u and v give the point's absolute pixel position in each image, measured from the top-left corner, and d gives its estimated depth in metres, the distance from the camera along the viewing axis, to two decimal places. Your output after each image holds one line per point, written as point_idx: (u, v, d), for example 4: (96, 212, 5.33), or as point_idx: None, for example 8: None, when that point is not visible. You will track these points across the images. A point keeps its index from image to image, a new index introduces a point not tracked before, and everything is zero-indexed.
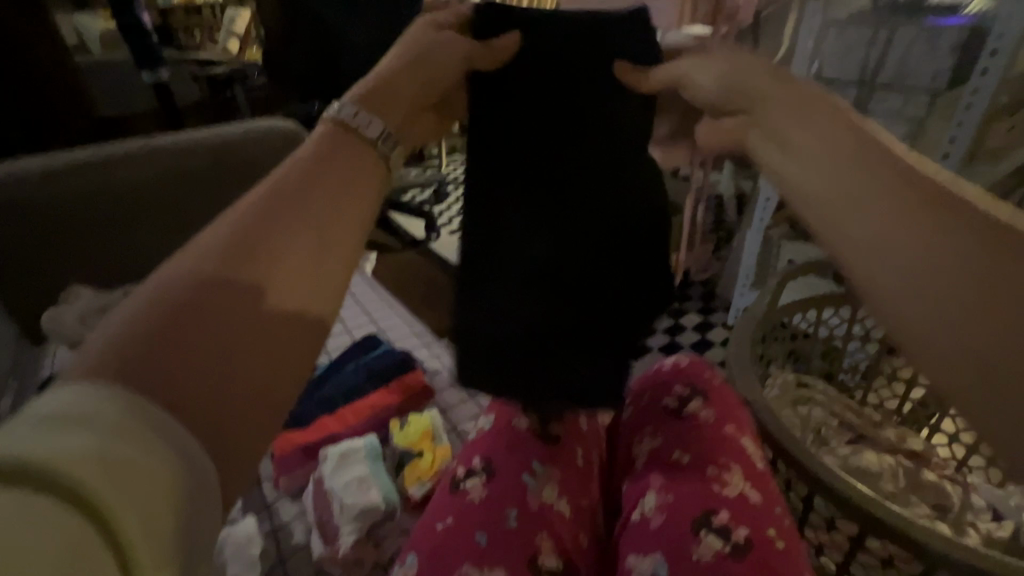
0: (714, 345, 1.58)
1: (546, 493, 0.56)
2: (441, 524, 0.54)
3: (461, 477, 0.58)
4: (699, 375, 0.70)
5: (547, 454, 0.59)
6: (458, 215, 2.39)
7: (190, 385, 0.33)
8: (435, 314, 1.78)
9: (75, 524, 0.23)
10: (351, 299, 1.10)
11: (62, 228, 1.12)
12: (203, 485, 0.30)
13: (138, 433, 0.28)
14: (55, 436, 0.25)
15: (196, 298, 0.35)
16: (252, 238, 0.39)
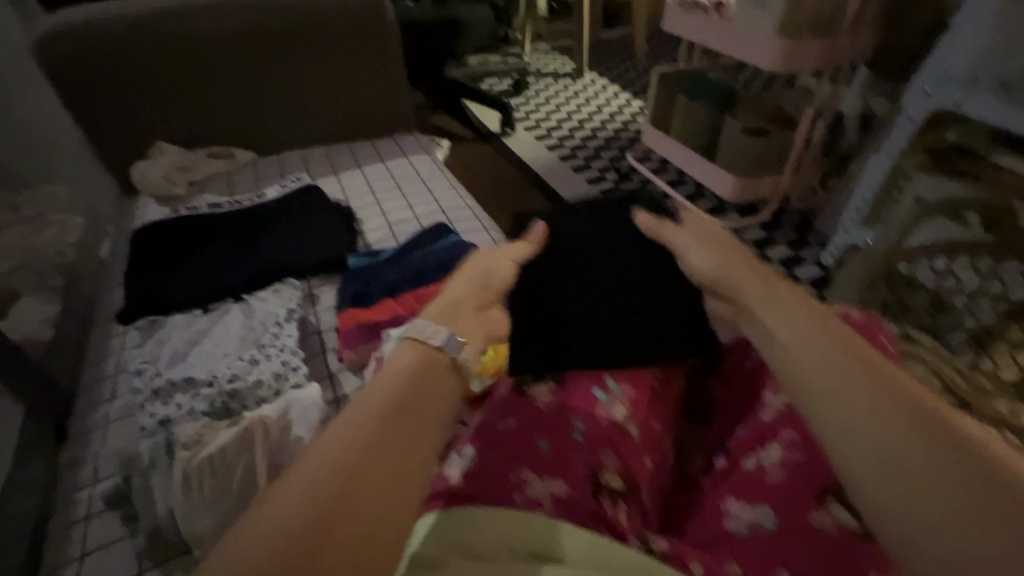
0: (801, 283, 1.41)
1: (616, 409, 0.54)
2: (502, 424, 0.53)
3: (528, 383, 0.57)
4: (870, 335, 0.57)
5: (627, 376, 0.57)
6: (536, 111, 2.25)
7: (369, 481, 0.37)
8: (501, 213, 1.73)
9: (340, 488, 0.36)
10: (422, 186, 1.06)
11: (143, 81, 1.11)
12: (350, 479, 0.36)
13: (347, 492, 0.36)
14: (328, 480, 0.36)
15: (342, 477, 0.36)
16: (365, 464, 0.37)
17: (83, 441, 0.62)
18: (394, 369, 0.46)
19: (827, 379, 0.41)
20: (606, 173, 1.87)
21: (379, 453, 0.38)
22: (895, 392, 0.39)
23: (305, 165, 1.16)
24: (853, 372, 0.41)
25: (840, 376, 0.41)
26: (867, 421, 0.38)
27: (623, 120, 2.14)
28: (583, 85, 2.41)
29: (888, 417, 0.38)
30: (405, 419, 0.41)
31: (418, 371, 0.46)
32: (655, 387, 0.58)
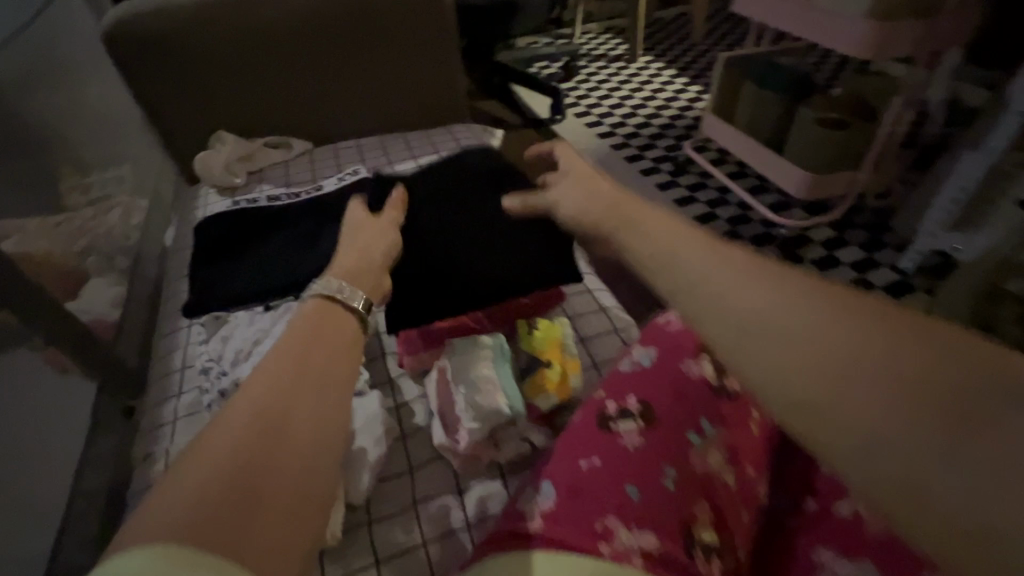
0: (875, 289, 1.31)
1: (710, 455, 0.49)
2: (586, 463, 0.48)
3: (613, 415, 0.51)
4: None
5: (722, 417, 0.52)
6: (586, 96, 2.17)
7: (270, 444, 0.42)
8: None
9: (241, 453, 0.40)
10: None
11: (204, 70, 1.12)
12: (252, 447, 0.41)
13: (248, 455, 0.40)
14: (225, 450, 0.40)
15: (245, 445, 0.41)
16: (264, 431, 0.42)
17: (153, 436, 0.63)
18: (291, 334, 0.51)
19: (776, 322, 0.33)
20: (661, 163, 1.79)
21: (274, 417, 0.43)
22: (824, 314, 0.33)
23: (360, 156, 1.15)
24: (819, 319, 0.33)
25: (795, 322, 0.33)
26: (803, 376, 0.31)
27: (679, 106, 2.03)
28: (637, 68, 2.30)
29: (835, 349, 0.31)
30: (300, 384, 0.46)
31: (313, 333, 0.51)
32: (750, 431, 0.53)
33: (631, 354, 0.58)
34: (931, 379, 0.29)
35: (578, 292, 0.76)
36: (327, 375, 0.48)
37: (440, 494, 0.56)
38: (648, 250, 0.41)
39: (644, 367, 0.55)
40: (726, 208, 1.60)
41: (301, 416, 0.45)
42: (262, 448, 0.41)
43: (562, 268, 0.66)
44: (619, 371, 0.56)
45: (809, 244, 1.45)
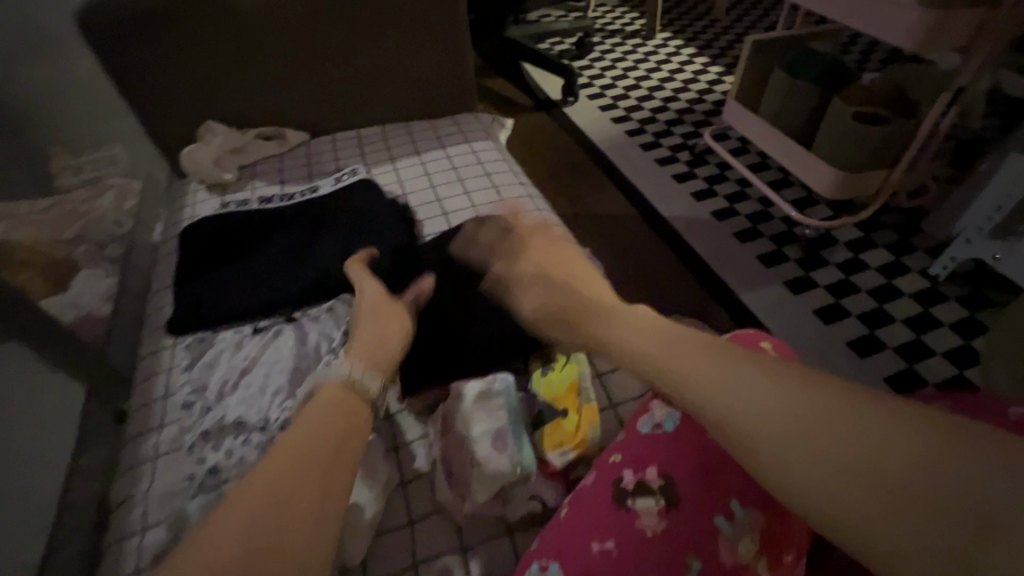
0: (902, 297, 1.24)
1: (744, 548, 0.41)
2: (598, 548, 0.43)
3: (629, 490, 0.45)
4: None
5: (762, 497, 0.43)
6: (600, 76, 2.06)
7: (280, 539, 0.37)
8: (563, 196, 1.61)
9: (244, 549, 0.36)
10: (486, 180, 0.96)
11: (193, 54, 1.03)
12: (261, 541, 0.37)
13: (251, 551, 0.36)
14: (225, 544, 0.36)
15: (253, 540, 0.37)
16: (273, 522, 0.38)
17: (133, 475, 0.59)
18: (320, 404, 0.48)
19: (760, 399, 0.36)
20: (678, 153, 1.69)
21: (287, 506, 0.39)
22: (821, 412, 0.34)
23: (359, 150, 1.07)
24: (797, 392, 0.36)
25: (771, 395, 0.36)
26: (788, 444, 0.34)
27: (698, 89, 1.92)
28: (654, 46, 2.17)
29: (840, 448, 0.33)
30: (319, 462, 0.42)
31: (339, 404, 0.48)
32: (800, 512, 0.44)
33: (651, 413, 0.51)
34: (931, 467, 0.30)
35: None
36: (350, 448, 0.45)
37: (441, 554, 0.52)
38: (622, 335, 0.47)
39: (668, 429, 0.48)
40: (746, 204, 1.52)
41: (318, 500, 0.40)
42: (274, 543, 0.37)
43: None
44: (637, 433, 0.50)
45: (834, 246, 1.37)
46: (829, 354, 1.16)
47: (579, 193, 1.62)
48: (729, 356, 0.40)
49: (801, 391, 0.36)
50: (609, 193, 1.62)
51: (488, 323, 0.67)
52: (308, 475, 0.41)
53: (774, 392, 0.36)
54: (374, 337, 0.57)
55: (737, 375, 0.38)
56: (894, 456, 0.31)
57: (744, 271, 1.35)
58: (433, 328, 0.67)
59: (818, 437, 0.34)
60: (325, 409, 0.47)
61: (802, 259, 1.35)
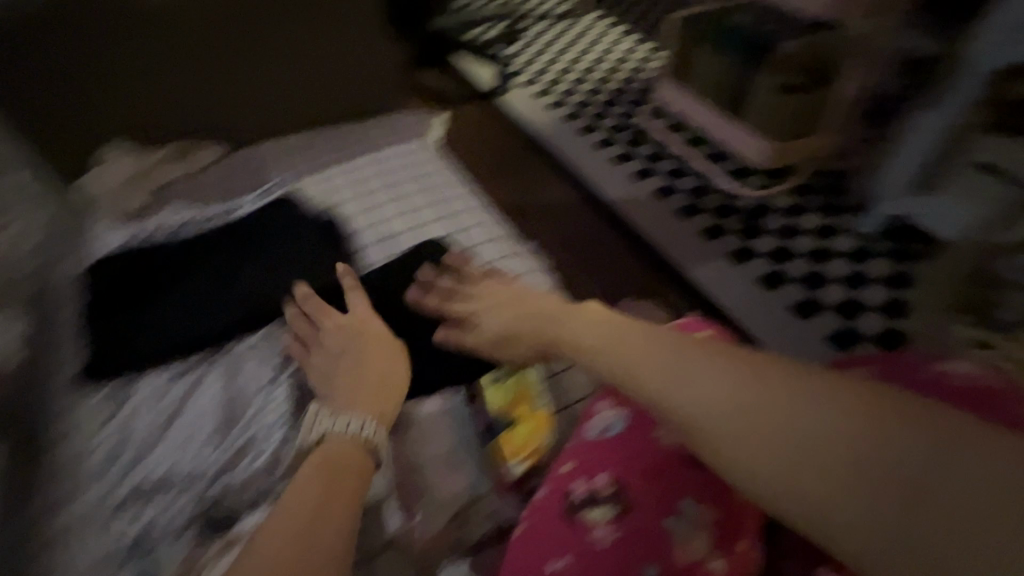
0: (836, 256, 1.30)
1: (697, 545, 0.42)
2: (556, 566, 0.43)
3: (579, 502, 0.45)
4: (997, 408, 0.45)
5: (711, 491, 0.44)
6: (533, 61, 2.04)
7: None
8: (506, 186, 1.59)
9: None
10: (420, 180, 0.93)
11: (83, 68, 0.93)
12: None
13: None
14: None
15: None
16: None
17: (51, 549, 0.55)
18: (313, 468, 0.49)
19: (722, 396, 0.38)
20: (616, 134, 1.70)
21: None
22: (752, 396, 0.37)
23: (282, 162, 1.01)
24: (761, 386, 0.37)
25: (733, 388, 0.38)
26: (761, 442, 0.35)
27: (628, 68, 1.94)
28: (582, 28, 2.18)
29: (793, 436, 0.34)
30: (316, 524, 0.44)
31: (336, 464, 0.49)
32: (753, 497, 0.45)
33: (599, 416, 0.50)
34: (907, 465, 0.31)
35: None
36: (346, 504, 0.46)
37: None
38: (596, 341, 0.47)
39: (611, 430, 0.48)
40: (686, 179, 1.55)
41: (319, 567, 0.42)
42: None
43: None
44: (585, 438, 0.50)
45: (770, 213, 1.41)
46: (774, 319, 1.20)
47: (521, 183, 1.60)
48: (695, 352, 0.41)
49: (768, 385, 0.37)
50: (551, 178, 1.61)
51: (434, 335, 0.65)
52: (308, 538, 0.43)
53: (736, 385, 0.38)
54: (366, 380, 0.57)
55: (706, 366, 0.39)
56: (868, 451, 0.32)
57: (689, 247, 1.37)
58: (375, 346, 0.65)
59: (750, 422, 0.36)
60: (321, 469, 0.48)
61: (742, 229, 1.39)
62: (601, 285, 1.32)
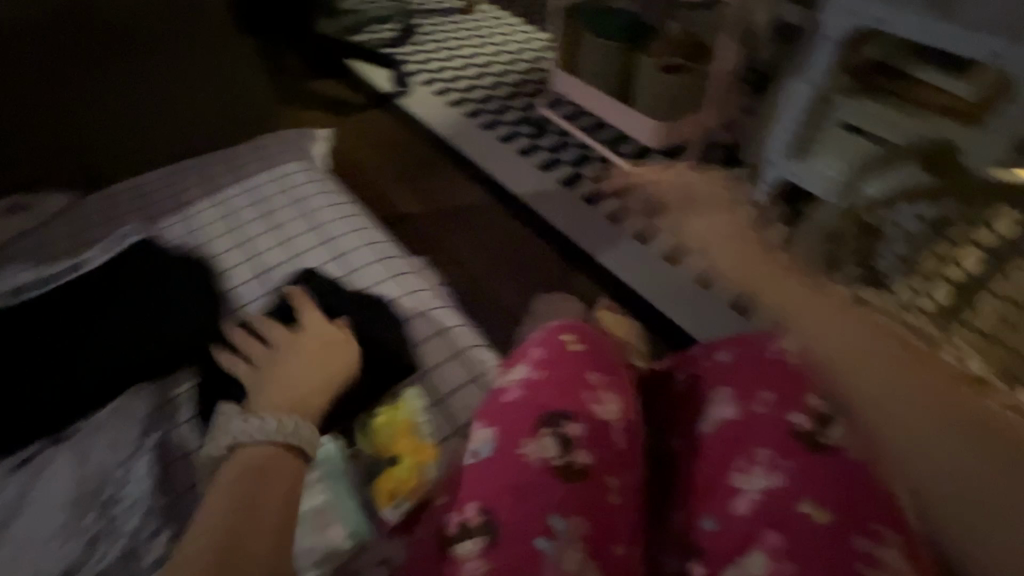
0: (735, 226, 1.35)
1: (569, 559, 0.43)
2: None
3: (454, 537, 0.46)
4: None
5: (578, 503, 0.46)
6: (429, 58, 1.99)
7: None
8: (413, 191, 1.55)
9: None
10: (293, 201, 0.88)
11: None
12: None
13: None
14: None
15: None
16: None
17: None
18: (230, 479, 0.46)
19: (844, 353, 0.39)
20: (517, 126, 1.70)
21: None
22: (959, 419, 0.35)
23: (140, 200, 0.92)
24: (868, 363, 0.38)
25: (864, 356, 0.38)
26: (883, 409, 0.37)
27: (526, 59, 1.93)
28: (477, 21, 2.14)
29: (914, 411, 0.36)
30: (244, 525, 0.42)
31: (251, 471, 0.47)
32: (611, 508, 0.47)
33: (474, 443, 0.54)
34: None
35: (416, 314, 0.71)
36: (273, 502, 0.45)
37: None
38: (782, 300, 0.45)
39: (480, 456, 0.52)
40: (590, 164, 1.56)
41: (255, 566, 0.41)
42: None
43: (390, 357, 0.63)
44: (462, 470, 0.52)
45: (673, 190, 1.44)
46: (683, 295, 1.24)
47: (426, 187, 1.56)
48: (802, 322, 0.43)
49: (895, 352, 0.37)
50: (458, 178, 1.58)
51: None
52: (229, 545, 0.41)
53: (876, 353, 0.38)
54: (299, 373, 0.55)
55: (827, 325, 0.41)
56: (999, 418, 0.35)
57: (598, 233, 1.38)
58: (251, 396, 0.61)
59: (953, 425, 0.34)
60: (234, 480, 0.46)
61: (647, 209, 1.41)
62: (515, 281, 1.31)
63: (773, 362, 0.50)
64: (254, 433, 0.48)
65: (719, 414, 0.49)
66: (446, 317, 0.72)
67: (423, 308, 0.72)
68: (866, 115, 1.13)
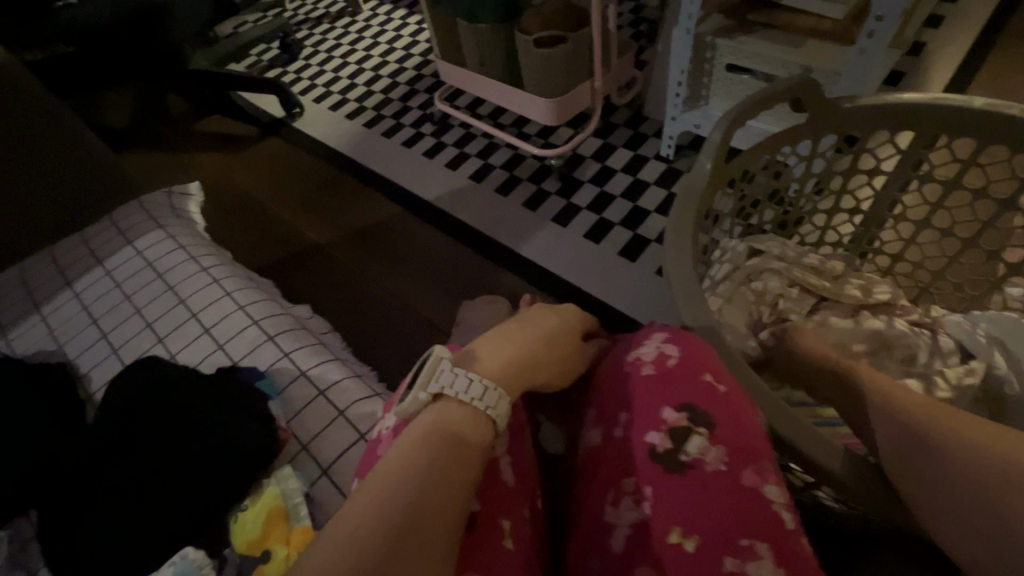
0: (650, 187, 1.32)
1: None
2: None
3: None
4: (694, 386, 0.49)
5: (473, 561, 0.43)
6: (320, 73, 1.88)
7: (404, 552, 0.37)
8: (323, 221, 1.47)
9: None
10: (155, 278, 0.81)
11: None
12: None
13: None
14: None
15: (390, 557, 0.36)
16: (405, 536, 0.38)
17: None
18: (433, 416, 0.46)
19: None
20: (420, 127, 1.62)
21: (409, 535, 0.38)
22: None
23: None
24: None
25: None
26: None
27: (420, 52, 1.84)
28: (364, 20, 2.02)
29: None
30: (436, 477, 0.42)
31: (453, 419, 0.46)
32: (503, 554, 0.45)
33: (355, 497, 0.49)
34: None
35: (293, 379, 0.67)
36: (462, 457, 0.44)
37: None
38: None
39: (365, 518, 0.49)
40: (498, 153, 1.50)
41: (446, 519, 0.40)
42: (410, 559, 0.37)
43: (254, 436, 0.59)
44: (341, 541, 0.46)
45: (583, 163, 1.41)
46: (608, 271, 1.21)
47: (337, 212, 1.48)
48: None
49: None
50: (368, 195, 1.50)
51: (177, 473, 0.58)
52: (427, 492, 0.40)
53: None
54: (508, 363, 0.52)
55: None
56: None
57: (516, 224, 1.34)
58: (116, 517, 0.56)
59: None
60: (452, 429, 0.45)
61: (561, 189, 1.38)
62: (442, 293, 1.27)
63: (636, 374, 0.53)
64: (460, 392, 0.48)
65: (589, 439, 0.54)
66: (325, 375, 0.67)
67: (301, 369, 0.68)
68: (744, 54, 1.11)
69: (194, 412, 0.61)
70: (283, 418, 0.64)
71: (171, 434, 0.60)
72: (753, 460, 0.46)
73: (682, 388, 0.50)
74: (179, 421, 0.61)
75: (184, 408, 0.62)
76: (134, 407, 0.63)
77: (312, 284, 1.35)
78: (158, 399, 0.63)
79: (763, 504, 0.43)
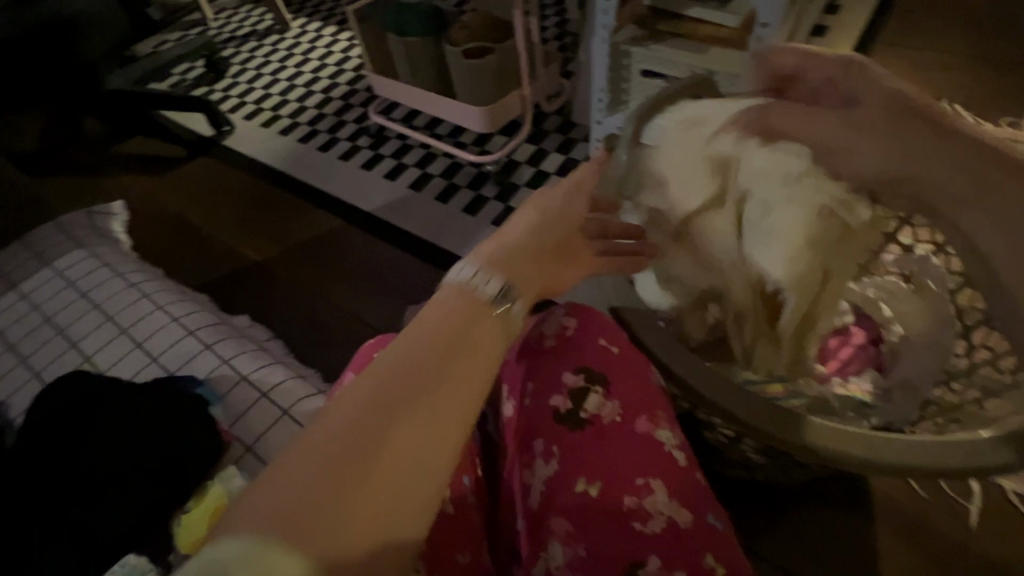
0: None
1: None
2: None
3: None
4: (589, 351, 0.56)
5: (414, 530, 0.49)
6: (249, 90, 1.85)
7: (392, 424, 0.45)
8: (260, 236, 1.45)
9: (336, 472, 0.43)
10: (79, 296, 0.78)
11: None
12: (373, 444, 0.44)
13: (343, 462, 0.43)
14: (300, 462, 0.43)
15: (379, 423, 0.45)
16: (395, 410, 0.46)
17: None
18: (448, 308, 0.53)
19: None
20: (356, 140, 1.63)
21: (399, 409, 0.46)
22: None
23: None
24: None
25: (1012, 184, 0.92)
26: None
27: (352, 67, 1.84)
28: (294, 37, 2.01)
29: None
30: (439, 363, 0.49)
31: (465, 310, 0.53)
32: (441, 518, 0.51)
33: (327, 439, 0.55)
34: None
35: (233, 385, 0.67)
36: (467, 348, 0.51)
37: None
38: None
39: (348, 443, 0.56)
40: (434, 162, 1.54)
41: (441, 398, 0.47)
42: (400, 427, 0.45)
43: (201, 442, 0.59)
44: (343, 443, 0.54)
45: (518, 168, 1.47)
46: None
47: (274, 227, 1.46)
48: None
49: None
50: (306, 208, 1.49)
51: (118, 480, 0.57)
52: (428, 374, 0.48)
53: None
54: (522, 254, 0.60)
55: None
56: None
57: (456, 230, 1.37)
58: (46, 536, 0.54)
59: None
60: (464, 318, 0.52)
61: (499, 193, 1.43)
62: (387, 299, 1.28)
63: (539, 346, 0.58)
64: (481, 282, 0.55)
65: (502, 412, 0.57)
66: (266, 377, 0.68)
67: (240, 374, 0.68)
68: (656, 60, 1.20)
69: (139, 416, 0.60)
70: (224, 422, 0.65)
71: (109, 442, 0.59)
72: (643, 410, 0.53)
73: (580, 354, 0.56)
74: (119, 428, 0.59)
75: (118, 419, 0.60)
76: (65, 421, 0.60)
77: (251, 301, 1.33)
78: (89, 412, 0.61)
79: (653, 446, 0.51)
